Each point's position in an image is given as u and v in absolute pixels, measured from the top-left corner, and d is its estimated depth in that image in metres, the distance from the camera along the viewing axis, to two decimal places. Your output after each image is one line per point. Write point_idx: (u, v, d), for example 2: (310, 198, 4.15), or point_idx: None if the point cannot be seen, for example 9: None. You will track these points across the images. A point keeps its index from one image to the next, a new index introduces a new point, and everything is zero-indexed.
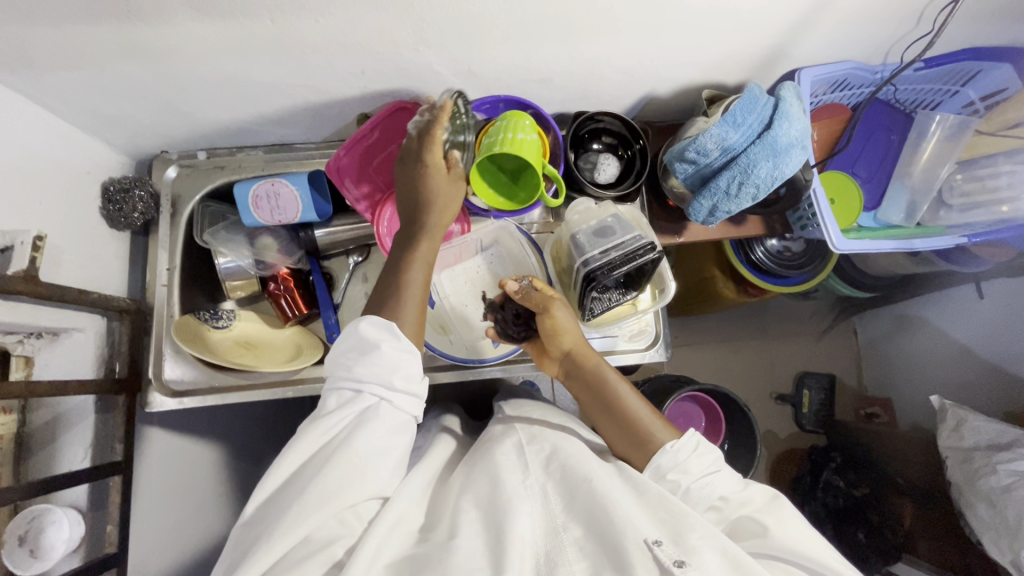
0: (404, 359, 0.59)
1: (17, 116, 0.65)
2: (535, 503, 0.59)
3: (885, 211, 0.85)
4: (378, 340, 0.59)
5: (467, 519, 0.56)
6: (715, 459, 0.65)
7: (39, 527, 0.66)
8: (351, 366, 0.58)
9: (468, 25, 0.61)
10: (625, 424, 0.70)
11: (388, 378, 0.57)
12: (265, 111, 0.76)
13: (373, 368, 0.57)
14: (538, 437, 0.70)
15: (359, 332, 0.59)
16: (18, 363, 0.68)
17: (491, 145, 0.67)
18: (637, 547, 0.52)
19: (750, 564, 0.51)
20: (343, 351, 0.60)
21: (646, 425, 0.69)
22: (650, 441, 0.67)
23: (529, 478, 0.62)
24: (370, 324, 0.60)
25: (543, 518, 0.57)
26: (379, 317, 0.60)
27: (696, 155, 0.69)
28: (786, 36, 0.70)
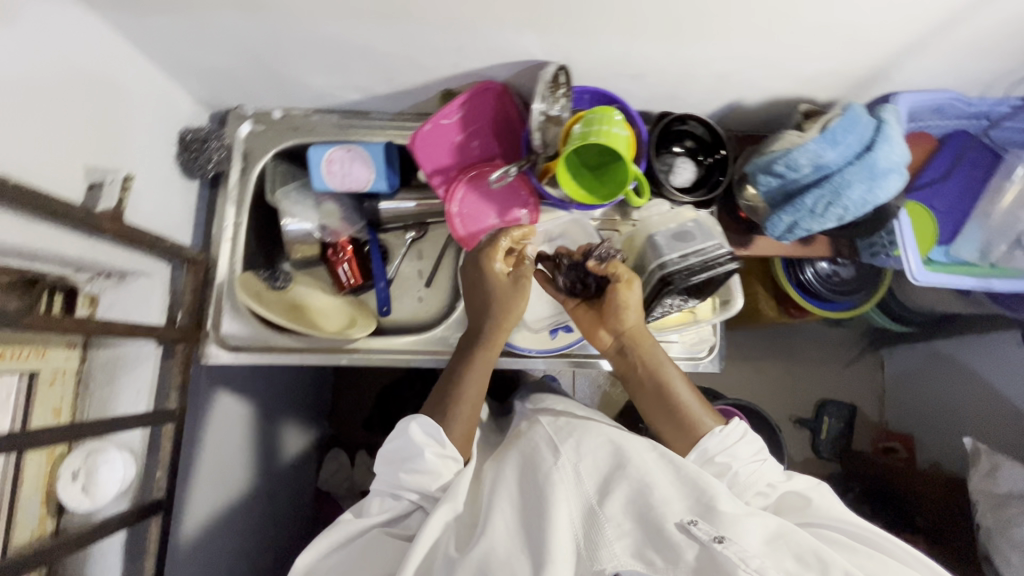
0: (447, 467, 0.63)
1: (112, 54, 0.65)
2: (570, 487, 0.60)
3: (958, 248, 0.83)
4: (424, 447, 0.62)
5: (502, 514, 0.58)
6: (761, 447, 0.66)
7: (92, 465, 0.66)
8: (396, 470, 0.63)
9: (579, 11, 0.60)
10: (673, 408, 0.68)
11: (427, 485, 0.61)
12: (352, 76, 0.75)
13: (418, 476, 0.61)
14: (565, 427, 0.70)
15: (408, 436, 0.63)
16: (82, 301, 0.69)
17: (586, 134, 0.67)
18: (673, 530, 0.53)
19: (793, 533, 0.54)
20: (391, 454, 0.64)
21: (696, 411, 0.67)
22: (698, 427, 0.66)
23: (561, 460, 0.63)
24: (419, 427, 0.63)
25: (577, 500, 0.58)
26: (429, 420, 0.64)
27: (785, 169, 0.69)
28: (893, 57, 0.68)
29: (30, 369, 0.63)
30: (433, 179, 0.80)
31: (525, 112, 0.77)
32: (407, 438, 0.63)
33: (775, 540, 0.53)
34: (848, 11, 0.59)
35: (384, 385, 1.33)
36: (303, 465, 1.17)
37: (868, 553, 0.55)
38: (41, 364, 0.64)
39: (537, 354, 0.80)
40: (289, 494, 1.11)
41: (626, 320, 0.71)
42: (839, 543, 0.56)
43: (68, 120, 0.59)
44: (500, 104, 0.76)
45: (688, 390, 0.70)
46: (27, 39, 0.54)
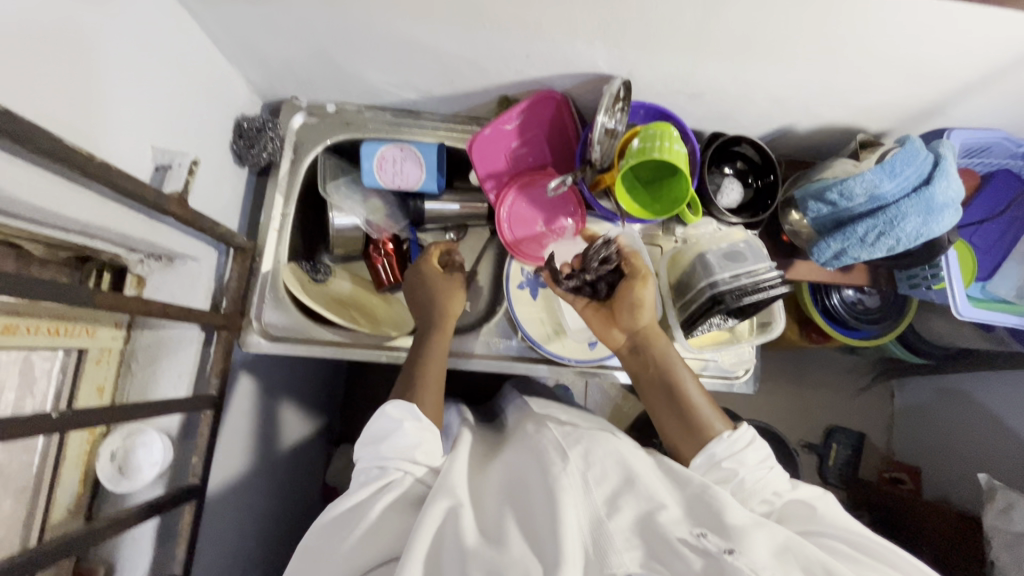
0: (425, 439, 0.64)
1: (183, 38, 0.65)
2: (577, 492, 0.56)
3: (996, 284, 0.84)
4: (401, 420, 0.63)
5: (509, 526, 0.54)
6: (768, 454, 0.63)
7: (130, 447, 0.66)
8: (377, 446, 0.62)
9: (653, 28, 0.61)
10: (684, 411, 0.65)
11: (411, 454, 0.61)
12: (412, 76, 0.76)
13: (399, 449, 0.61)
14: (572, 434, 0.67)
15: (386, 415, 0.64)
16: (130, 281, 0.69)
17: (648, 150, 0.67)
18: (683, 544, 0.49)
19: (800, 547, 0.51)
20: (368, 435, 0.64)
21: (707, 415, 0.64)
22: (708, 430, 0.63)
23: (569, 466, 0.59)
24: (395, 409, 0.65)
25: (586, 509, 0.54)
26: (404, 401, 0.65)
27: (838, 197, 0.69)
28: (952, 94, 0.69)
29: (79, 346, 0.62)
30: (485, 183, 0.81)
31: (582, 124, 0.78)
32: (385, 420, 0.64)
33: (783, 553, 0.50)
34: (920, 45, 0.59)
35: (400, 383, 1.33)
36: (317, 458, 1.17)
37: (872, 565, 0.50)
38: (90, 342, 0.64)
39: (573, 363, 0.80)
40: (299, 487, 1.10)
41: (641, 318, 0.70)
42: (842, 553, 0.52)
43: (141, 100, 0.60)
44: (558, 114, 0.77)
45: (701, 394, 0.67)
46: (113, 17, 0.54)
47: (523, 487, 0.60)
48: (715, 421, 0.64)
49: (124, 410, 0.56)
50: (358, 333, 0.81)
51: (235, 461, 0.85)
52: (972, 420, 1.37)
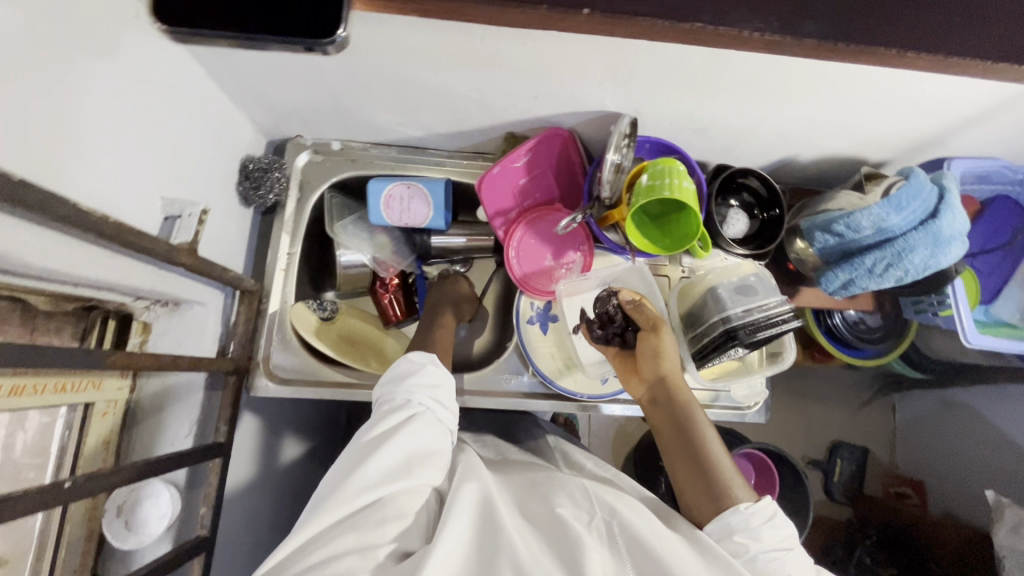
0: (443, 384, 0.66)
1: (191, 85, 0.65)
2: (601, 548, 0.54)
3: (999, 307, 0.85)
4: (425, 363, 0.66)
5: (532, 540, 0.54)
6: (789, 534, 0.58)
7: (136, 500, 0.64)
8: (398, 385, 0.63)
9: (661, 71, 0.62)
10: (702, 468, 0.63)
11: (433, 394, 0.63)
12: (419, 115, 0.76)
13: (421, 387, 0.63)
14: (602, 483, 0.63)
15: (409, 358, 0.66)
16: (135, 328, 0.68)
17: (659, 188, 0.67)
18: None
19: None
20: (391, 375, 0.65)
21: (725, 474, 0.62)
22: (725, 492, 0.60)
23: (593, 520, 0.56)
24: (418, 356, 0.66)
25: (606, 566, 0.52)
26: (428, 351, 0.67)
27: (845, 230, 0.70)
28: (953, 127, 0.70)
29: (86, 400, 0.61)
30: (493, 219, 0.81)
31: (588, 159, 0.79)
32: (410, 364, 0.65)
33: None
34: (924, 85, 0.60)
35: None
36: None
37: None
38: (96, 395, 0.62)
39: (586, 399, 0.79)
40: None
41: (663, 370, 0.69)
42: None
43: (148, 151, 0.59)
44: (564, 150, 0.77)
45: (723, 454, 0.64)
46: (122, 72, 0.53)
47: (544, 524, 0.57)
48: (732, 483, 0.61)
49: (135, 468, 0.55)
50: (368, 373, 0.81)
51: (243, 506, 0.82)
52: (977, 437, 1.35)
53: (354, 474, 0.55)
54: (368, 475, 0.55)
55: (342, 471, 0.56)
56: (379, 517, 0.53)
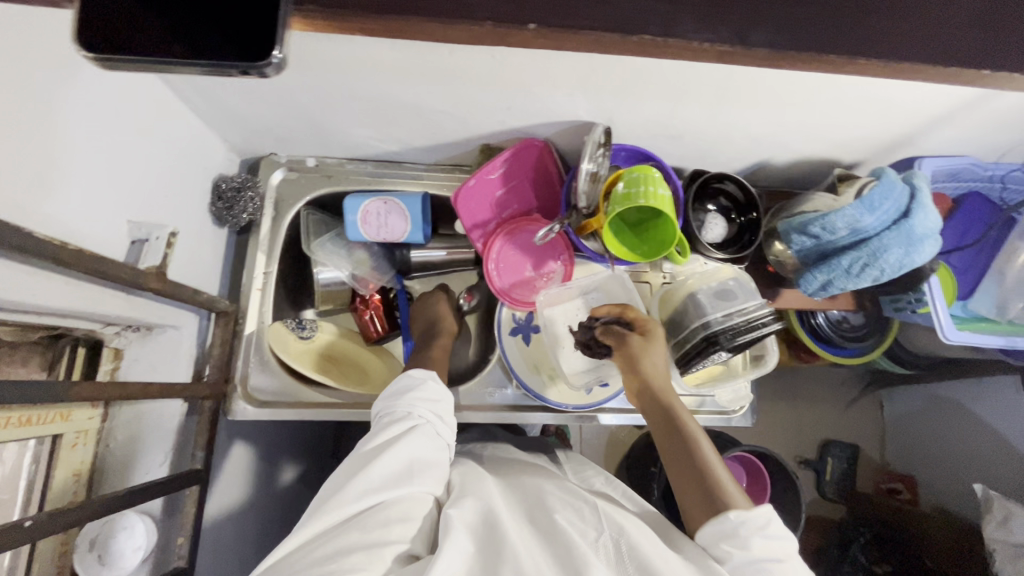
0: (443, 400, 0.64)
1: (159, 106, 0.64)
2: (606, 565, 0.52)
3: (976, 303, 0.86)
4: (424, 377, 0.64)
5: (536, 560, 0.52)
6: (784, 544, 0.54)
7: (109, 533, 0.62)
8: (396, 398, 0.62)
9: (632, 80, 0.62)
10: (697, 474, 0.59)
11: (434, 406, 0.61)
12: (393, 129, 0.75)
13: (420, 400, 0.61)
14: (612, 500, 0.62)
15: (408, 375, 0.65)
16: (107, 355, 0.66)
17: (634, 197, 0.67)
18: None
19: None
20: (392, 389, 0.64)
21: (720, 480, 0.58)
22: (720, 498, 0.56)
23: (601, 537, 0.55)
24: (418, 372, 0.65)
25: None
26: (425, 367, 0.66)
27: (820, 231, 0.70)
28: (921, 127, 0.71)
29: (54, 432, 0.59)
30: (472, 232, 0.81)
31: (565, 169, 0.79)
32: (408, 379, 0.64)
33: None
34: (891, 88, 0.61)
35: None
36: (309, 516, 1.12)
37: None
38: (65, 426, 0.60)
39: (572, 410, 0.79)
40: None
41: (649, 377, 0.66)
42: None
43: (114, 174, 0.58)
44: (540, 160, 0.77)
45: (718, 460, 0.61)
46: (85, 96, 0.52)
47: (551, 537, 0.55)
48: (728, 489, 0.57)
49: (105, 502, 0.53)
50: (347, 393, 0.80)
51: (226, 533, 0.80)
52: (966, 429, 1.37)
53: (352, 482, 0.53)
54: (366, 483, 0.54)
55: (340, 481, 0.55)
56: (382, 519, 0.52)
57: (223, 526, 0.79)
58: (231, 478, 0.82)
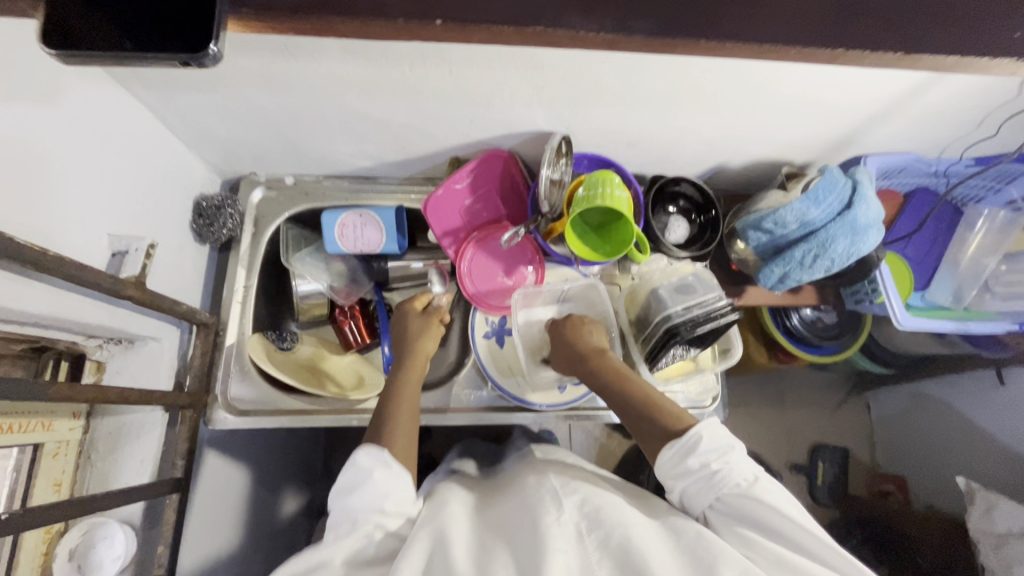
0: (397, 487, 0.59)
1: (141, 129, 0.68)
2: (569, 542, 0.55)
3: (933, 293, 0.90)
4: (371, 471, 0.59)
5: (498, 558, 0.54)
6: (717, 451, 0.59)
7: (90, 542, 0.63)
8: (344, 498, 0.58)
9: (582, 89, 0.66)
10: (643, 416, 0.65)
11: (382, 504, 0.58)
12: (365, 145, 0.80)
13: (370, 501, 0.58)
14: (570, 483, 0.65)
15: (355, 464, 0.59)
16: (90, 368, 0.68)
17: (592, 198, 0.71)
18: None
19: None
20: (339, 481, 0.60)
21: (665, 412, 0.64)
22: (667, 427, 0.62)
23: (563, 515, 0.58)
24: (364, 456, 0.60)
25: (575, 556, 0.54)
26: (373, 446, 0.61)
27: (773, 226, 0.74)
28: (860, 126, 0.76)
29: (36, 441, 0.61)
30: (443, 240, 0.84)
31: (530, 177, 0.83)
32: (353, 471, 0.59)
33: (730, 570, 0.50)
34: (822, 90, 0.66)
35: None
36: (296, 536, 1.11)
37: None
38: (47, 435, 0.62)
39: (548, 409, 0.81)
40: None
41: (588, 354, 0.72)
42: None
43: (94, 189, 0.61)
44: (506, 170, 0.82)
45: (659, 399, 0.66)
46: (67, 118, 0.57)
47: (513, 531, 0.58)
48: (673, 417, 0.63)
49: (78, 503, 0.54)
50: (328, 399, 0.81)
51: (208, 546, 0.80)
52: (952, 426, 1.36)
53: None
54: None
55: None
56: None
57: (205, 538, 0.79)
58: (213, 490, 0.82)
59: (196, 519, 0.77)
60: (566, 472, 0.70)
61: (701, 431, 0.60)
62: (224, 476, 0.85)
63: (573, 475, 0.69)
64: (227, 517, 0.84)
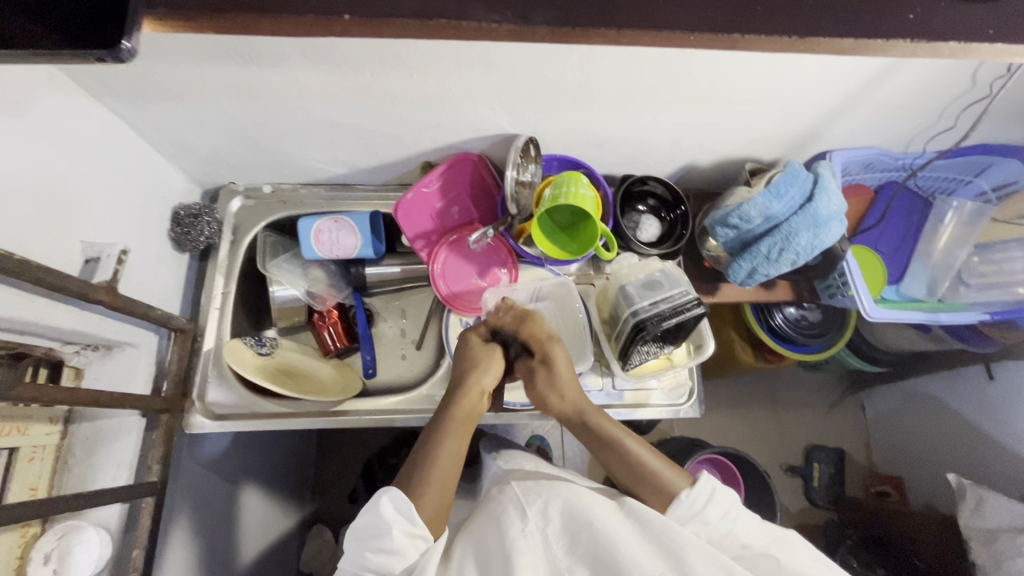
0: (414, 548, 0.57)
1: (117, 141, 0.71)
2: (537, 552, 0.57)
3: (907, 286, 0.92)
4: (392, 524, 0.56)
5: None
6: (731, 501, 0.62)
7: (66, 546, 0.62)
8: (362, 548, 0.57)
9: (542, 91, 0.68)
10: (640, 475, 0.65)
11: (390, 566, 0.55)
12: (339, 152, 0.81)
13: (384, 558, 0.55)
14: (532, 485, 0.67)
15: (377, 508, 0.58)
16: (68, 374, 0.69)
17: (556, 197, 0.72)
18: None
19: None
20: (362, 522, 0.58)
21: (660, 469, 0.65)
22: (667, 486, 0.64)
23: (528, 524, 0.59)
24: (389, 501, 0.58)
25: (544, 565, 0.56)
26: (400, 494, 0.59)
27: (738, 221, 0.75)
28: (821, 123, 0.76)
29: (11, 446, 0.61)
30: (416, 243, 0.87)
31: (500, 179, 0.85)
32: (375, 514, 0.57)
33: (717, 564, 0.53)
34: (776, 86, 0.67)
35: (370, 454, 1.29)
36: (282, 543, 1.10)
37: None
38: (22, 440, 0.63)
39: (521, 409, 0.82)
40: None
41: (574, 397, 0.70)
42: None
43: (65, 195, 0.62)
44: (476, 173, 0.84)
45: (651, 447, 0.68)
46: (38, 127, 0.59)
47: (483, 546, 0.59)
48: (668, 474, 0.65)
49: (41, 503, 0.55)
50: (303, 401, 0.81)
51: (184, 551, 0.80)
52: (945, 426, 1.28)
53: None
54: None
55: None
56: None
57: (180, 545, 0.79)
58: (191, 497, 0.82)
59: (171, 522, 0.78)
60: (534, 477, 0.70)
61: (710, 485, 0.63)
62: (201, 482, 0.85)
63: (539, 477, 0.69)
64: (201, 521, 0.84)
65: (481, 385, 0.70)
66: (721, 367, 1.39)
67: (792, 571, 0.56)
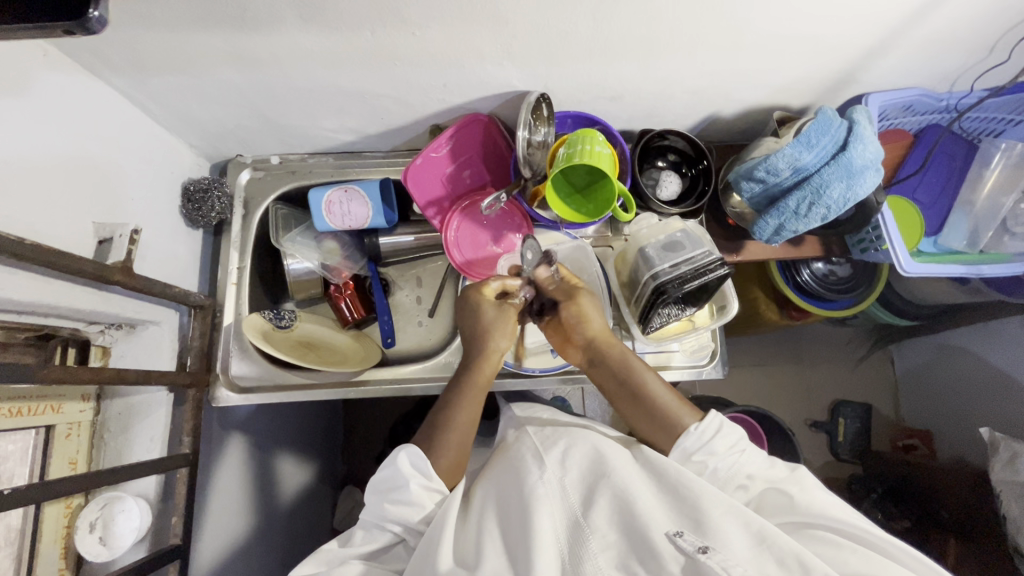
0: (431, 499, 0.60)
1: (120, 117, 0.70)
2: (554, 499, 0.56)
3: (946, 238, 0.87)
4: (409, 477, 0.59)
5: (489, 537, 0.54)
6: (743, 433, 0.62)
7: (109, 515, 0.65)
8: (381, 500, 0.59)
9: (553, 42, 0.64)
10: (656, 417, 0.66)
11: (408, 516, 0.58)
12: (345, 119, 0.79)
13: (402, 509, 0.58)
14: (551, 435, 0.67)
15: (395, 463, 0.60)
16: (95, 353, 0.70)
17: (571, 155, 0.68)
18: (660, 542, 0.49)
19: (775, 534, 0.49)
20: (381, 477, 0.61)
21: (674, 409, 0.66)
22: (678, 425, 0.65)
23: (546, 472, 0.59)
24: (407, 457, 0.60)
25: (562, 513, 0.54)
26: (417, 450, 0.60)
27: (765, 174, 0.70)
28: (857, 63, 0.70)
29: (46, 423, 0.63)
30: (427, 211, 0.84)
31: (512, 140, 0.82)
32: (393, 468, 0.60)
33: (730, 513, 0.51)
34: (808, 25, 0.61)
35: (394, 419, 1.32)
36: (316, 502, 1.15)
37: (853, 548, 0.50)
38: (56, 417, 0.65)
39: (540, 373, 0.82)
40: (306, 534, 1.09)
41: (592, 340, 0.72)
42: (822, 541, 0.51)
43: (71, 174, 0.61)
44: (487, 135, 0.81)
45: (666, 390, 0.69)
46: (38, 107, 0.58)
47: (502, 495, 0.60)
48: (682, 415, 0.65)
49: (78, 477, 0.56)
50: (323, 372, 0.82)
51: (220, 516, 0.83)
52: (979, 378, 1.23)
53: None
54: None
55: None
56: None
57: (218, 511, 0.82)
58: (221, 462, 0.85)
59: (205, 488, 0.80)
60: (550, 426, 0.71)
61: (718, 419, 0.63)
62: (231, 449, 0.87)
63: (556, 427, 0.70)
64: (233, 486, 0.87)
65: (496, 351, 0.72)
66: (744, 325, 1.36)
67: (804, 507, 0.55)
